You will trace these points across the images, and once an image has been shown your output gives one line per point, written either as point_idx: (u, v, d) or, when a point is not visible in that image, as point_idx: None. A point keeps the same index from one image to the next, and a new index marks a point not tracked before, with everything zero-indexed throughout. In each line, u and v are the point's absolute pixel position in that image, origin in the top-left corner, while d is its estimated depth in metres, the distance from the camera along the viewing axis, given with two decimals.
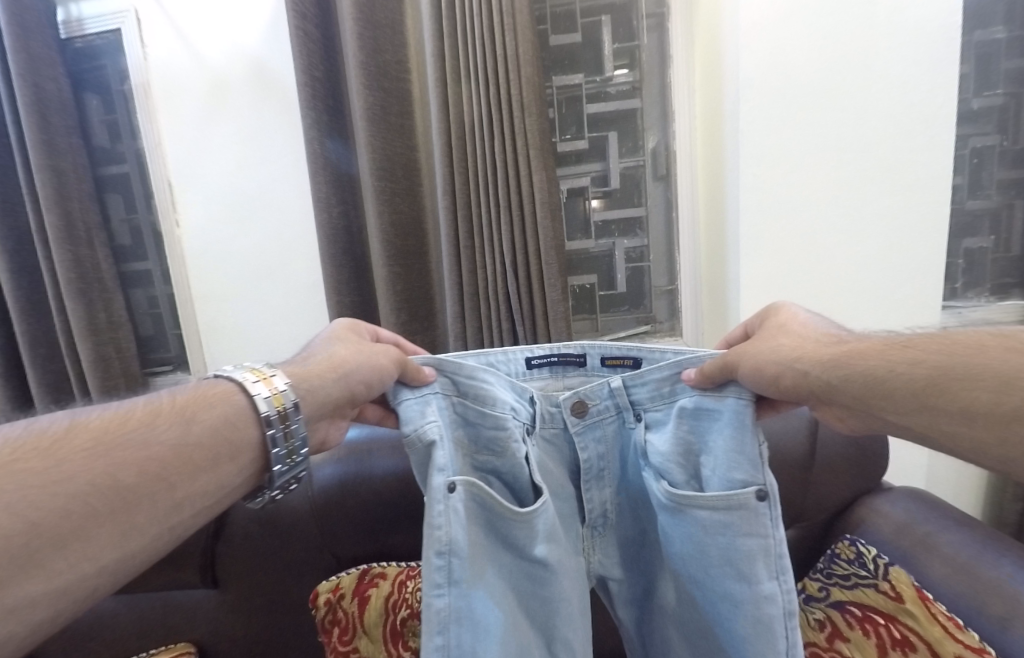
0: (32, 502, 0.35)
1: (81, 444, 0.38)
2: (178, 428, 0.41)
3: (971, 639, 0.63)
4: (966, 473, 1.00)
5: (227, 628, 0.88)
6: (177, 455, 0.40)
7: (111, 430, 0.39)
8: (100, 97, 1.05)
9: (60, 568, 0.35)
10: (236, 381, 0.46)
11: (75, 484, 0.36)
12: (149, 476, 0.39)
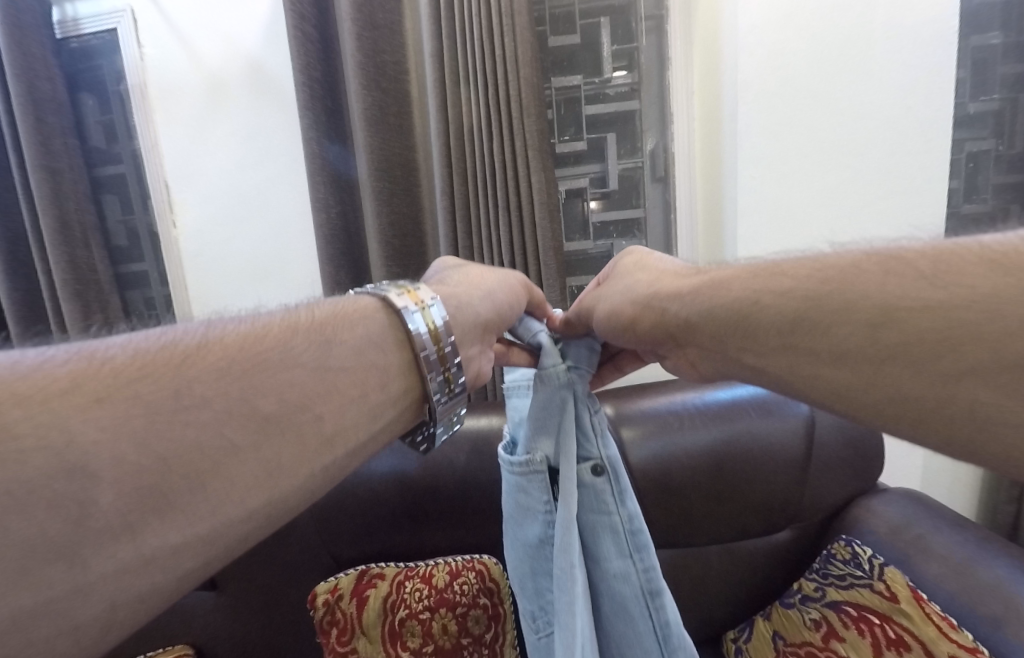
0: (157, 431, 0.27)
1: (217, 360, 0.31)
2: (320, 349, 0.35)
3: (964, 638, 0.63)
4: (961, 473, 1.01)
5: (226, 630, 0.88)
6: (324, 380, 0.35)
7: (250, 346, 0.33)
8: (97, 97, 1.04)
9: (205, 510, 0.28)
10: (382, 298, 0.42)
11: (210, 412, 0.29)
12: (295, 404, 0.32)
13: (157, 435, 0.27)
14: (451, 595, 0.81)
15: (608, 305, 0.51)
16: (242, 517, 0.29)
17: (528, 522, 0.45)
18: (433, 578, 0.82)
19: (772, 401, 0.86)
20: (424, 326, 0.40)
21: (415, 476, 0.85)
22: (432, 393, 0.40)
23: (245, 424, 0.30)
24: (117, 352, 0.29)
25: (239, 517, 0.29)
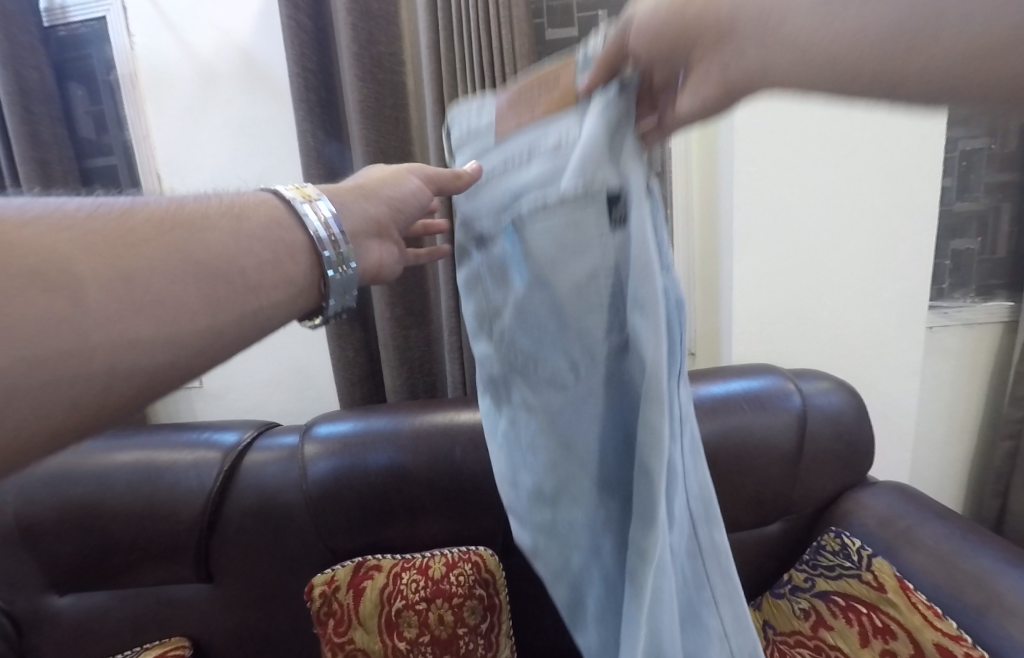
0: (87, 274, 0.25)
1: (134, 228, 0.28)
2: (232, 222, 0.32)
3: (948, 626, 0.65)
4: (949, 466, 1.03)
5: (224, 622, 0.88)
6: (241, 247, 0.31)
7: (169, 217, 0.30)
8: (86, 87, 1.01)
9: (136, 347, 0.26)
10: (282, 197, 0.36)
11: (138, 263, 0.27)
12: (219, 262, 0.30)
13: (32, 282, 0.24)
14: (447, 586, 0.82)
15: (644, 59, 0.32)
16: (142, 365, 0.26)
17: (571, 263, 0.30)
18: (429, 570, 0.83)
19: (765, 396, 0.87)
20: (325, 233, 0.36)
21: (411, 470, 0.85)
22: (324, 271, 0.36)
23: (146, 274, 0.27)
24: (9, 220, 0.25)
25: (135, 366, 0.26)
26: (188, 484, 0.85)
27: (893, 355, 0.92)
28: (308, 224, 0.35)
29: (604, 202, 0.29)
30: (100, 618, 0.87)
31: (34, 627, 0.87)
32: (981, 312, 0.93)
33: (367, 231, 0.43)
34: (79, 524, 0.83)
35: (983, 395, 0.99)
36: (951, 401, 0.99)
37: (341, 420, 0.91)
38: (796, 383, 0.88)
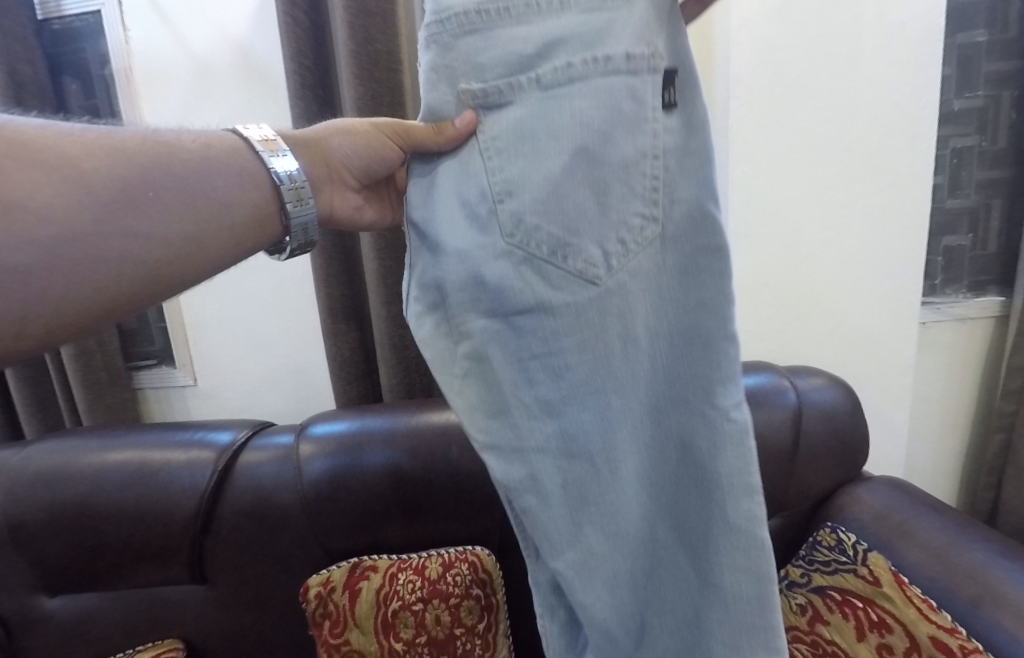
0: (89, 178, 0.38)
1: (123, 149, 0.40)
2: (199, 149, 0.44)
3: (943, 619, 0.65)
4: (942, 462, 1.04)
5: (218, 623, 0.87)
6: (201, 168, 0.43)
7: (151, 144, 0.42)
8: (80, 81, 1.00)
9: (122, 236, 0.38)
10: (243, 137, 0.47)
11: (122, 173, 0.39)
12: (185, 182, 0.42)
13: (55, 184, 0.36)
14: (444, 586, 0.81)
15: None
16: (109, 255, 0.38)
17: (631, 137, 0.42)
18: (426, 570, 0.82)
19: (761, 393, 0.87)
20: (282, 168, 0.47)
21: (408, 469, 0.85)
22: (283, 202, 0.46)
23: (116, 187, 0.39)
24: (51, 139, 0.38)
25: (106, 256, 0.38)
26: (182, 484, 0.83)
27: (887, 351, 0.93)
28: (273, 168, 0.46)
29: (655, 79, 0.42)
30: (91, 620, 0.86)
31: (23, 630, 0.86)
32: (974, 308, 0.95)
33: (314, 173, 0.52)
34: (71, 524, 0.82)
35: (975, 391, 1.00)
36: (943, 397, 1.00)
37: (337, 420, 0.91)
38: (791, 380, 0.89)
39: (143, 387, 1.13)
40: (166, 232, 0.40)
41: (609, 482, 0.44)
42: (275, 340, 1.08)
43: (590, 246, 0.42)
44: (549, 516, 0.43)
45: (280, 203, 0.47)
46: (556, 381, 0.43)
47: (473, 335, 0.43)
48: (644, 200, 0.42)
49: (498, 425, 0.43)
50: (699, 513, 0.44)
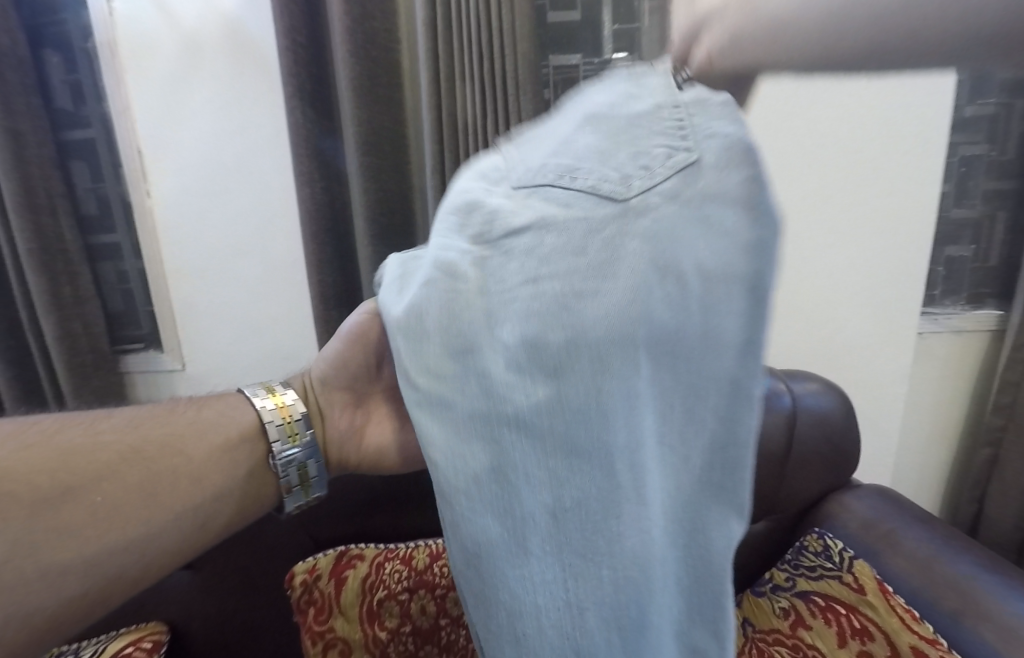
0: (69, 506, 0.34)
1: (113, 458, 0.37)
2: (195, 434, 0.41)
3: (925, 630, 0.66)
4: (929, 472, 1.05)
5: (200, 611, 0.86)
6: (197, 452, 0.40)
7: (142, 437, 0.39)
8: (62, 55, 0.96)
9: (110, 559, 0.35)
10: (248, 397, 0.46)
11: (112, 487, 0.36)
12: (180, 480, 0.39)
13: (37, 477, 0.34)
14: (430, 576, 0.82)
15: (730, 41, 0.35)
16: (125, 539, 0.36)
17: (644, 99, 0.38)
18: (412, 560, 0.83)
19: None
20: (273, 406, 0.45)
21: None
22: (275, 447, 0.43)
23: (120, 462, 0.37)
24: (44, 430, 0.37)
25: (119, 541, 0.35)
26: None
27: (885, 356, 0.92)
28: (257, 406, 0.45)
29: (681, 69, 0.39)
30: None
31: None
32: (971, 319, 0.94)
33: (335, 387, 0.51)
34: None
35: (967, 401, 1.00)
36: (934, 406, 1.00)
37: None
38: (787, 384, 0.88)
39: (129, 371, 1.10)
40: (159, 544, 0.37)
41: (627, 492, 0.34)
42: (266, 326, 1.06)
43: (600, 174, 0.36)
44: (523, 557, 0.33)
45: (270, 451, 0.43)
46: (554, 319, 0.34)
47: (445, 255, 0.37)
48: (671, 135, 0.36)
49: (463, 372, 0.34)
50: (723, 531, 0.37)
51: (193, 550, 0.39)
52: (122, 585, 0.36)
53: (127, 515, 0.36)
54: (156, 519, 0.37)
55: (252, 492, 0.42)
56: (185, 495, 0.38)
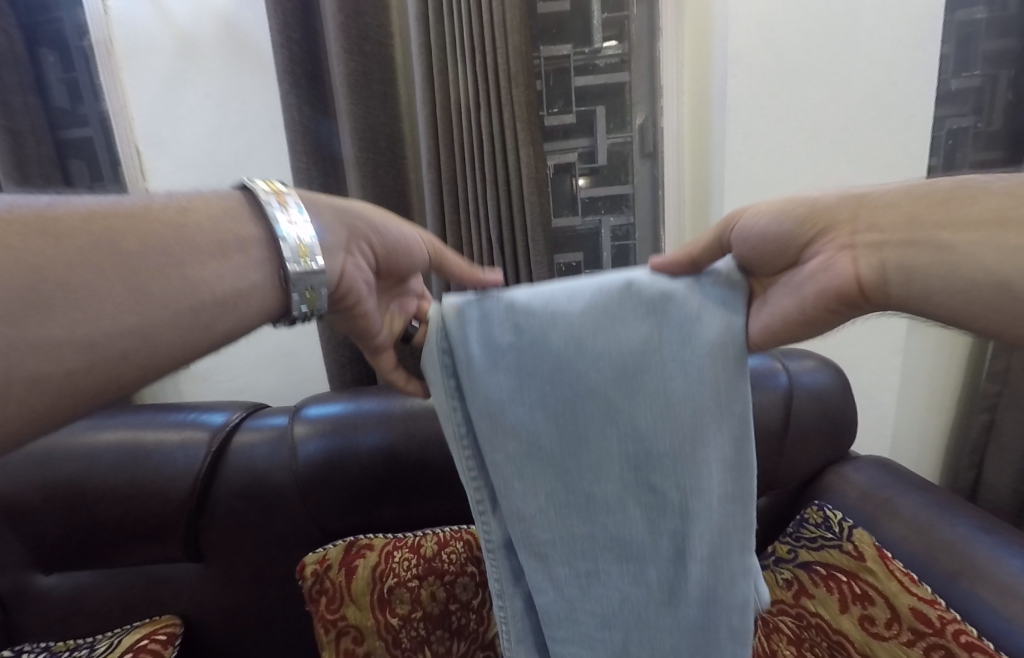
0: (82, 299, 0.36)
1: (109, 252, 0.38)
2: (187, 235, 0.42)
3: (924, 591, 0.68)
4: (926, 445, 1.07)
5: (214, 602, 0.88)
6: (196, 252, 0.42)
7: (138, 236, 0.40)
8: (57, 53, 0.96)
9: (138, 351, 0.38)
10: (250, 208, 0.47)
11: (112, 288, 0.37)
12: (182, 280, 0.40)
13: (31, 254, 0.35)
14: (439, 563, 0.82)
15: (766, 206, 0.44)
16: (131, 323, 0.37)
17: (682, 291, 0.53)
18: (421, 548, 0.83)
19: (754, 374, 0.89)
20: (291, 238, 0.46)
21: (403, 450, 0.86)
22: (286, 260, 0.46)
23: (114, 254, 0.38)
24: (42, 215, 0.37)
25: (124, 325, 0.37)
26: (176, 463, 0.84)
27: (878, 332, 0.93)
28: (273, 218, 0.47)
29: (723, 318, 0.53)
30: (87, 598, 0.86)
31: (20, 609, 0.86)
32: None
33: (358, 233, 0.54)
34: (65, 503, 0.82)
35: (960, 372, 1.02)
36: (930, 379, 1.02)
37: (332, 401, 0.91)
38: (783, 363, 0.90)
39: None
40: (185, 336, 0.40)
41: (576, 384, 0.46)
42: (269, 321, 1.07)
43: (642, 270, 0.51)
44: (486, 380, 0.47)
45: (273, 256, 0.46)
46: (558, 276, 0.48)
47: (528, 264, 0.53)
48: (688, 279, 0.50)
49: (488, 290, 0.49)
50: (696, 522, 0.44)
51: (195, 345, 0.41)
52: (135, 363, 0.38)
53: (146, 318, 0.38)
54: (155, 312, 0.39)
55: (239, 297, 0.44)
56: (181, 292, 0.40)
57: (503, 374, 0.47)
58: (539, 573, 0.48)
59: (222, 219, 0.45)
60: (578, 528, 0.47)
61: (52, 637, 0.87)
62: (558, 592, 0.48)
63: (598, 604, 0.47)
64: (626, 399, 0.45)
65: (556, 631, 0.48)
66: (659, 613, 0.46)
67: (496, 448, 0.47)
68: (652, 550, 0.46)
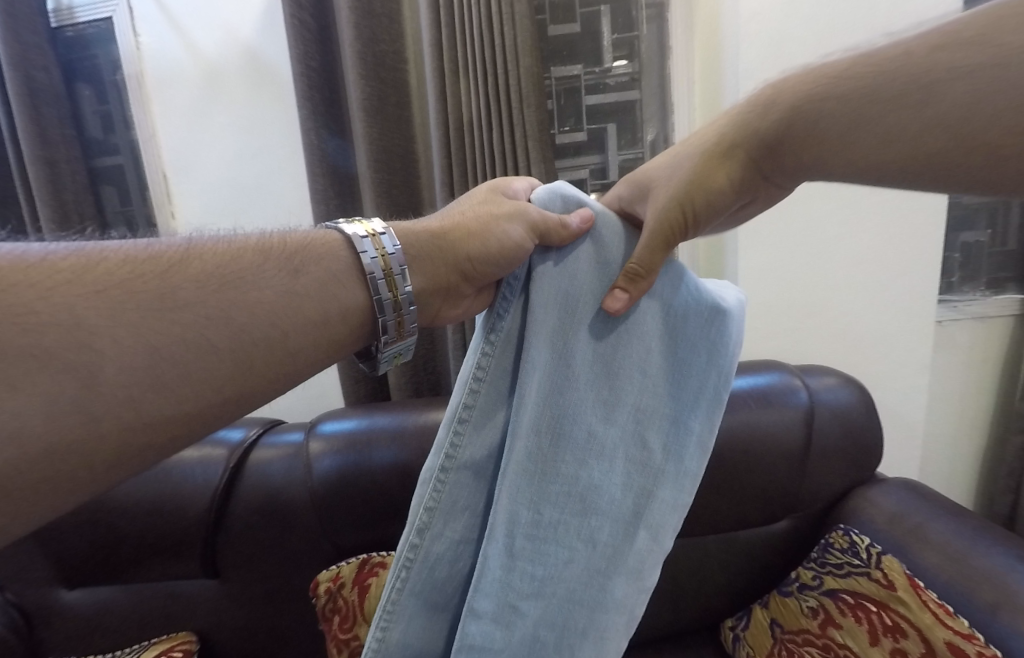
0: (151, 371, 0.30)
1: (196, 309, 0.32)
2: (282, 282, 0.36)
3: (960, 625, 0.64)
4: (958, 465, 1.02)
5: (229, 617, 0.88)
6: (288, 305, 0.36)
7: (223, 283, 0.34)
8: (93, 87, 1.02)
9: (206, 421, 0.33)
10: (344, 237, 0.41)
11: (192, 354, 0.32)
12: (265, 347, 0.35)
13: (111, 336, 0.30)
14: None
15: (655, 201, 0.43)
16: (227, 398, 0.33)
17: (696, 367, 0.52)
18: None
19: (771, 392, 0.86)
20: (372, 253, 0.40)
21: (416, 465, 0.86)
22: (380, 332, 0.40)
23: (222, 328, 0.33)
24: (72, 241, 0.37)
25: (218, 400, 0.33)
26: (195, 479, 0.86)
27: (903, 349, 0.90)
28: (361, 252, 0.40)
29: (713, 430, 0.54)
30: (108, 613, 0.87)
31: (45, 624, 0.87)
32: (992, 306, 0.92)
33: (435, 257, 0.44)
34: (88, 517, 0.84)
35: (994, 391, 0.97)
36: (959, 397, 0.98)
37: (346, 418, 0.92)
38: (803, 380, 0.88)
39: None
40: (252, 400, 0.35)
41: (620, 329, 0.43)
42: None
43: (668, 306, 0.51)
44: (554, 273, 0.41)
45: (373, 305, 0.40)
46: None
47: None
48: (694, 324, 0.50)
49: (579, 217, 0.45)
50: (668, 503, 0.43)
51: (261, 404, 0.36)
52: (200, 433, 0.33)
53: (228, 390, 0.33)
54: (231, 386, 0.33)
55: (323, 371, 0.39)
56: (266, 357, 0.35)
57: (566, 290, 0.41)
58: (506, 510, 0.39)
59: (330, 276, 0.39)
60: (569, 470, 0.41)
61: (74, 652, 0.88)
62: (508, 539, 0.40)
63: (541, 572, 0.40)
64: (639, 366, 0.43)
65: (483, 591, 0.39)
66: (602, 598, 0.42)
67: (536, 343, 0.40)
68: (622, 516, 0.42)
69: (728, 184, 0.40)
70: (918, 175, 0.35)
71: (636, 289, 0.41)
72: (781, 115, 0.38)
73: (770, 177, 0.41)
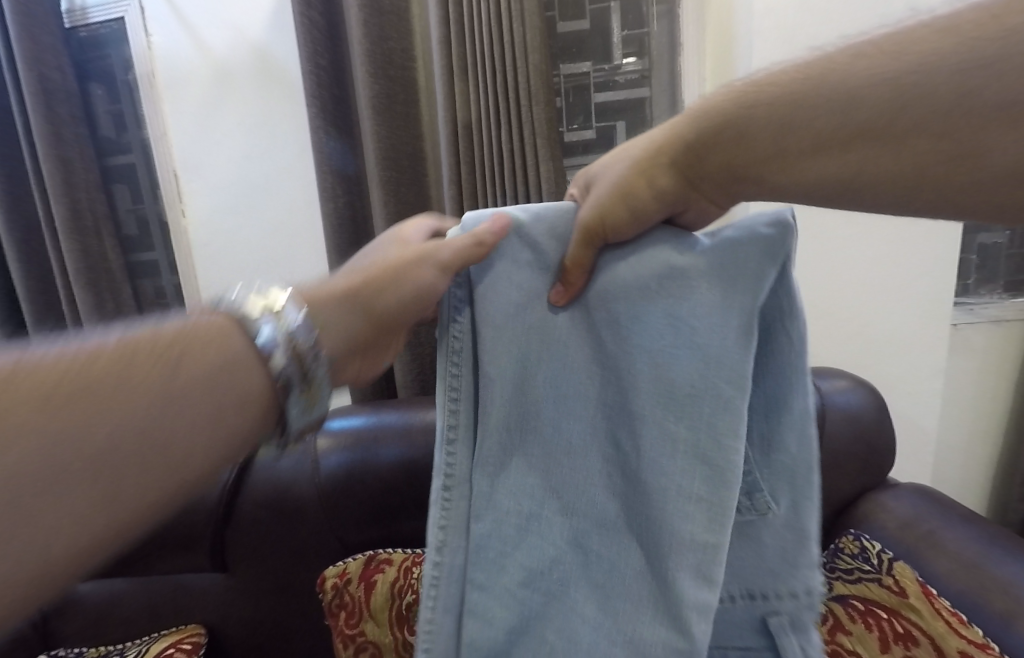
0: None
1: (38, 414, 0.27)
2: (152, 377, 0.30)
3: (975, 634, 0.62)
4: (973, 471, 1.00)
5: (237, 610, 0.89)
6: (163, 398, 0.30)
7: (74, 390, 0.28)
8: (105, 87, 1.04)
9: (66, 567, 0.27)
10: (237, 312, 0.36)
11: (34, 492, 0.26)
12: (140, 468, 0.29)
13: None
14: None
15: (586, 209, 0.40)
16: (94, 536, 0.28)
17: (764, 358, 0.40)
18: None
19: None
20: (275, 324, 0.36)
21: (423, 463, 0.86)
22: (290, 418, 0.35)
23: (72, 439, 0.27)
24: None
25: (79, 543, 0.27)
26: None
27: (917, 352, 0.88)
28: (261, 330, 0.35)
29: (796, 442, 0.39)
30: (120, 604, 0.89)
31: (59, 614, 0.89)
32: (1009, 308, 0.90)
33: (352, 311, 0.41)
34: None
35: (1012, 396, 0.95)
36: (974, 401, 0.96)
37: (354, 415, 0.93)
38: (814, 382, 0.86)
39: None
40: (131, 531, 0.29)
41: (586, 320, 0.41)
42: None
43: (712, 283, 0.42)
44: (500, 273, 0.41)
45: (278, 388, 0.35)
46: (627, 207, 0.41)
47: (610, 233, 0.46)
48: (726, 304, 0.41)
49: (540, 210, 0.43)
50: (676, 489, 0.38)
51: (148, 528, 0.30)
52: (60, 582, 0.27)
53: (90, 526, 0.28)
54: (97, 520, 0.28)
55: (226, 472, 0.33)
56: (143, 480, 0.29)
57: (514, 286, 0.41)
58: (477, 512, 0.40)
59: (226, 364, 0.33)
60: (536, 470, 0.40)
61: (86, 643, 0.90)
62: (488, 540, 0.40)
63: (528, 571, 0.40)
64: (623, 336, 0.39)
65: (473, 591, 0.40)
66: (610, 595, 0.39)
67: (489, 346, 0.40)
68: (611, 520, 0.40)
69: (653, 193, 0.39)
70: (845, 187, 0.35)
71: (571, 283, 0.40)
72: (700, 128, 0.38)
73: (700, 188, 0.38)
